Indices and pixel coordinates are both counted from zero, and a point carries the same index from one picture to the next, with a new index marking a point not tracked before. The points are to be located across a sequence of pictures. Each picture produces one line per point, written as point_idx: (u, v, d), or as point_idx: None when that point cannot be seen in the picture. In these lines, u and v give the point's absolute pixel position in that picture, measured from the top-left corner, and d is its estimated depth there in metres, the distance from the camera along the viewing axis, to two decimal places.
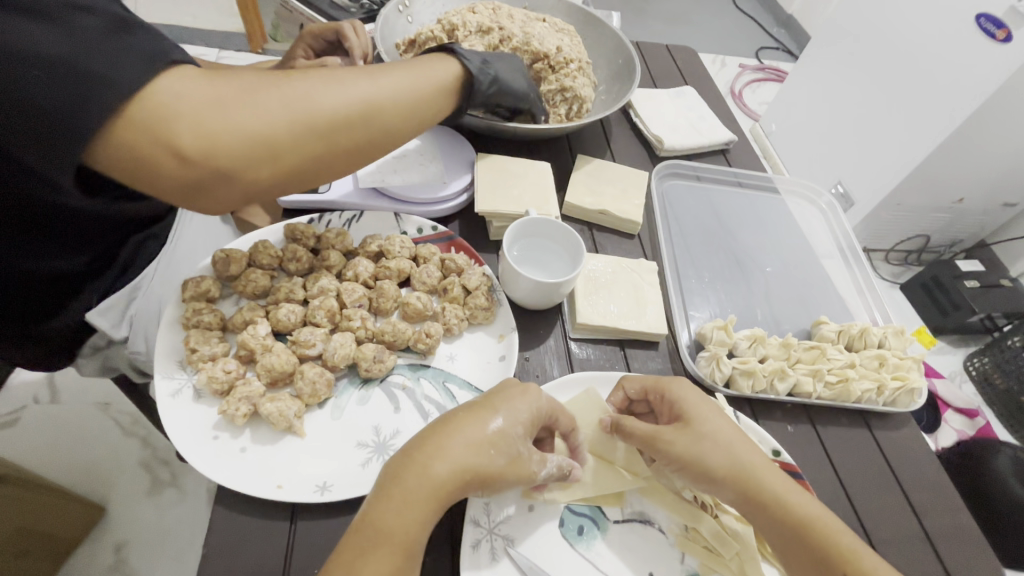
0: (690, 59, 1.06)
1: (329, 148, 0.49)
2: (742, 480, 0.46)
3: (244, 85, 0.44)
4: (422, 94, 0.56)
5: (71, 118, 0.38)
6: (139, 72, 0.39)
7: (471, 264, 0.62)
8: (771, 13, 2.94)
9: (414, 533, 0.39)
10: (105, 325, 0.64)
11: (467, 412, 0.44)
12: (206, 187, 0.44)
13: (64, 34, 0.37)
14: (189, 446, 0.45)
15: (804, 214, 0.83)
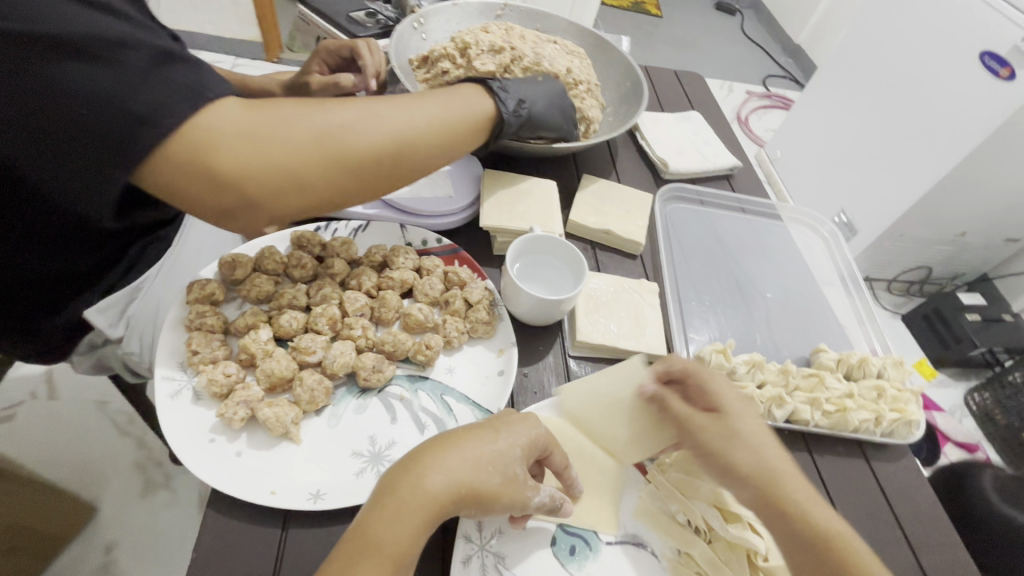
0: (697, 84, 1.08)
1: (356, 183, 0.52)
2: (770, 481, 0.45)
3: (283, 118, 0.47)
4: (454, 132, 0.58)
5: (116, 154, 0.41)
6: (181, 110, 0.42)
7: (473, 277, 0.62)
8: (779, 42, 2.99)
9: (406, 546, 0.38)
10: (102, 323, 0.64)
11: (471, 430, 0.44)
12: (239, 212, 0.47)
13: (113, 71, 0.40)
14: (185, 449, 0.45)
15: (806, 241, 0.84)
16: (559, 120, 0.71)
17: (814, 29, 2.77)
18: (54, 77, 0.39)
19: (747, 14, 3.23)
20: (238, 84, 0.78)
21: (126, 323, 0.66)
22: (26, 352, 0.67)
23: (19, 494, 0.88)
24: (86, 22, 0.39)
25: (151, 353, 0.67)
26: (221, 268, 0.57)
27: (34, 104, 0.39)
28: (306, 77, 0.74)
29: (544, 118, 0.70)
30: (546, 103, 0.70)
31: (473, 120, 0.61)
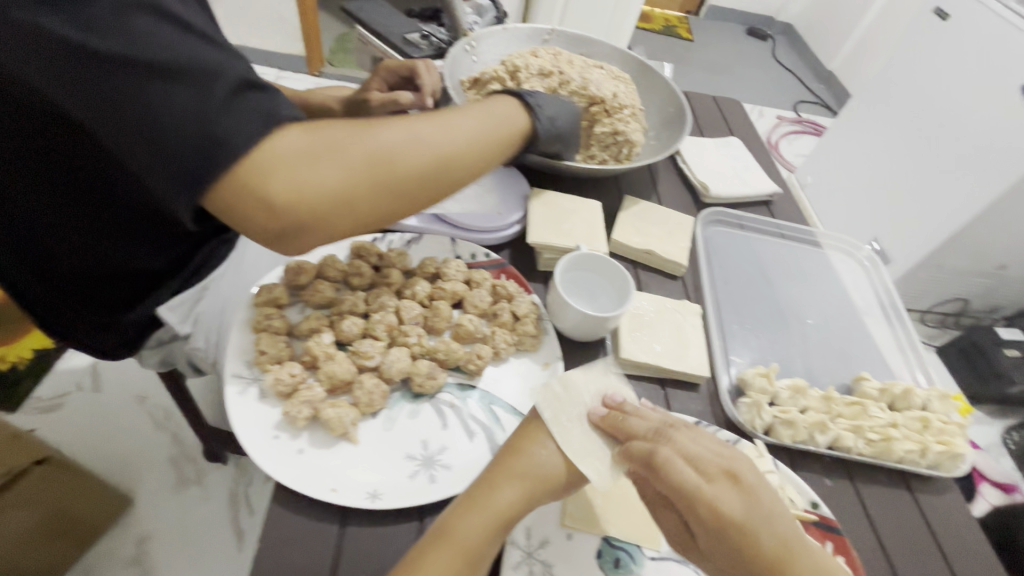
0: (736, 110, 1.10)
1: (399, 202, 0.54)
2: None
3: (336, 141, 0.50)
4: (490, 148, 0.61)
5: (195, 170, 0.44)
6: (252, 134, 0.45)
7: (520, 291, 0.64)
8: (810, 69, 3.00)
9: (480, 538, 0.43)
10: (173, 319, 0.70)
11: (529, 430, 0.50)
12: (294, 234, 0.50)
13: (199, 94, 0.43)
14: (254, 444, 0.48)
15: (845, 268, 0.84)
16: (571, 127, 0.72)
17: (848, 56, 2.78)
18: (144, 97, 0.42)
19: (778, 39, 3.25)
20: (300, 98, 0.82)
21: (193, 320, 0.72)
22: (104, 349, 0.71)
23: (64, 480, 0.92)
24: (180, 48, 0.43)
25: (216, 350, 0.73)
26: (286, 274, 0.60)
27: (125, 120, 0.43)
28: (366, 95, 0.78)
29: (561, 126, 0.70)
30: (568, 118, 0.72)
31: (509, 137, 0.63)
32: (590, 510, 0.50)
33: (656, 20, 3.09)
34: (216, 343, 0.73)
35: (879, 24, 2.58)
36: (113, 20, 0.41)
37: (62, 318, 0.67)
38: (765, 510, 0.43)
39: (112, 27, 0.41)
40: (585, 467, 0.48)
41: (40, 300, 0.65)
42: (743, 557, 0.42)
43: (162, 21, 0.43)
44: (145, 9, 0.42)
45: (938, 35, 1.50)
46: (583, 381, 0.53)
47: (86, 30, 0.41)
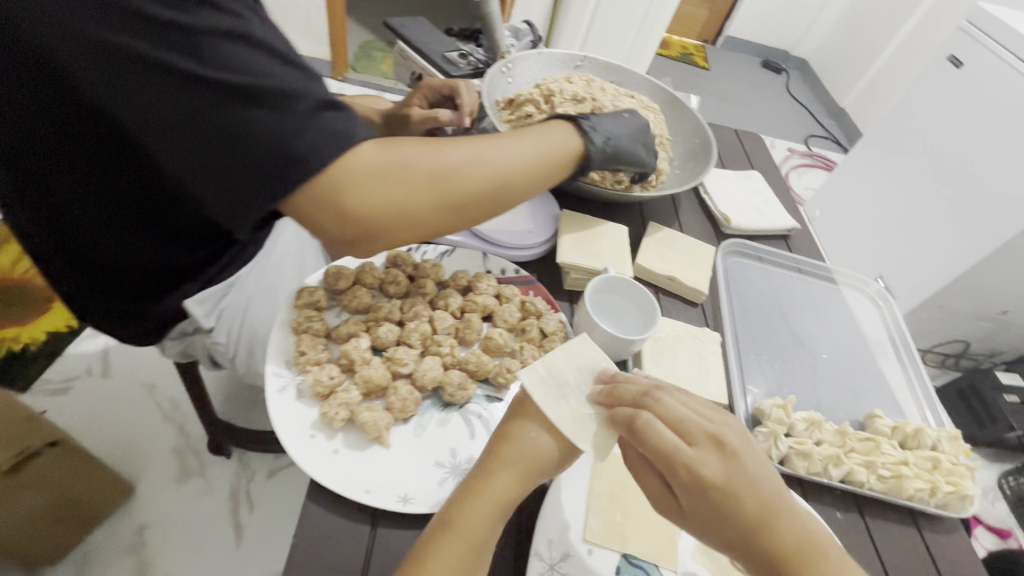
0: (756, 144, 1.13)
1: (456, 216, 0.58)
2: (764, 541, 0.43)
3: (407, 157, 0.53)
4: (546, 170, 0.64)
5: (273, 187, 0.47)
6: (329, 156, 0.48)
7: (548, 309, 0.66)
8: (823, 104, 3.05)
9: (483, 532, 0.44)
10: (199, 313, 0.71)
11: (520, 415, 0.51)
12: (359, 243, 0.54)
13: (282, 117, 0.46)
14: (293, 441, 0.49)
15: (859, 305, 0.86)
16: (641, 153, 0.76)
17: (859, 95, 2.84)
18: (232, 120, 0.45)
19: (793, 73, 3.31)
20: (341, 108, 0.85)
21: (218, 314, 0.73)
22: (129, 336, 0.73)
23: (71, 464, 0.92)
24: (265, 73, 0.45)
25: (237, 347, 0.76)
26: (326, 278, 0.62)
27: (213, 139, 0.45)
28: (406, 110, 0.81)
29: (626, 149, 0.73)
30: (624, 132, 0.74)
31: (562, 157, 0.65)
32: (610, 527, 0.51)
33: (673, 48, 3.16)
34: (236, 338, 0.76)
35: (894, 66, 2.63)
36: (206, 46, 0.43)
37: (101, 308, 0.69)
38: (748, 473, 0.44)
39: (205, 53, 0.43)
40: (581, 444, 0.48)
41: (87, 293, 0.67)
42: (725, 515, 0.43)
43: (252, 47, 0.45)
44: (233, 36, 0.44)
45: (950, 83, 1.54)
46: (565, 362, 0.53)
47: (179, 55, 0.43)
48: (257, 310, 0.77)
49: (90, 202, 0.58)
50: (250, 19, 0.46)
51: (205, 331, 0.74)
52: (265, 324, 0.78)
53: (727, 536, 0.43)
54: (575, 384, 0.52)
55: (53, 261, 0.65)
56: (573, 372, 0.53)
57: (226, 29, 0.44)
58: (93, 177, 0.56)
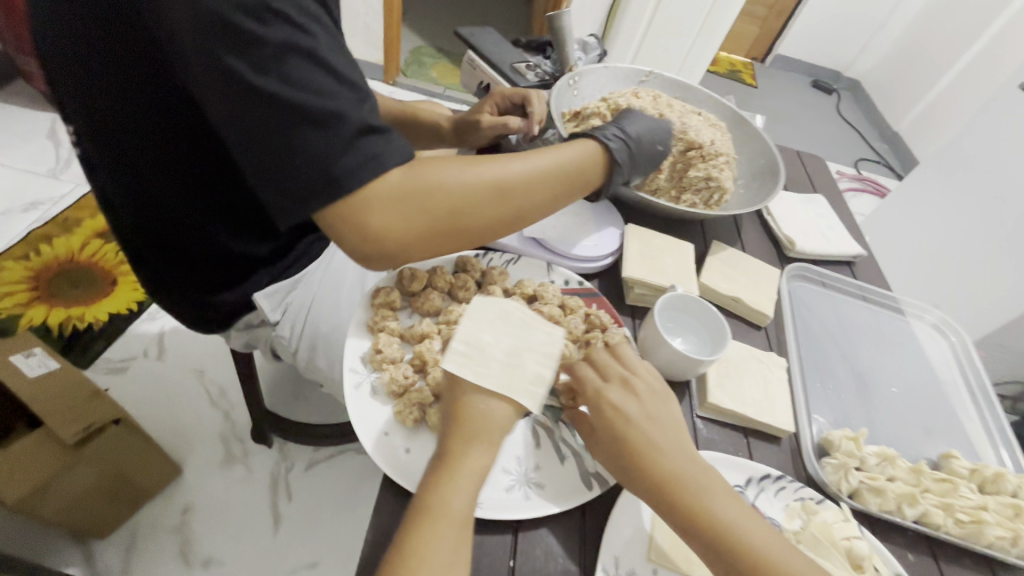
0: (819, 167, 1.11)
1: (468, 236, 0.60)
2: (648, 468, 0.47)
3: (430, 179, 0.55)
4: (569, 188, 0.65)
5: (314, 200, 0.48)
6: (366, 177, 0.49)
7: (613, 323, 0.65)
8: (875, 127, 2.97)
9: (467, 510, 0.44)
10: (266, 306, 0.72)
11: (458, 387, 0.47)
12: (377, 258, 0.55)
13: (329, 136, 0.47)
14: (368, 438, 0.51)
15: (927, 339, 0.83)
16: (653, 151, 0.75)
17: (916, 119, 2.75)
18: (285, 133, 0.46)
19: (844, 95, 3.23)
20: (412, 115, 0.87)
21: (283, 309, 0.75)
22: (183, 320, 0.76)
23: (129, 442, 0.96)
24: (321, 92, 0.46)
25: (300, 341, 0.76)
26: (400, 280, 0.63)
27: (268, 150, 0.47)
28: (476, 117, 0.85)
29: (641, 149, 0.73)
30: (650, 133, 0.75)
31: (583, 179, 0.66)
32: (676, 547, 0.50)
33: (721, 64, 3.12)
34: (299, 334, 0.77)
35: (955, 90, 2.54)
36: (272, 59, 0.44)
37: (165, 288, 0.74)
38: (655, 413, 0.50)
39: (272, 66, 0.45)
40: (524, 400, 0.45)
41: (152, 270, 0.72)
42: (620, 438, 0.48)
43: (315, 66, 0.46)
44: (298, 52, 0.45)
45: None
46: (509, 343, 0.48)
47: (247, 66, 0.44)
48: (321, 309, 0.78)
49: (163, 189, 0.61)
50: (317, 37, 0.47)
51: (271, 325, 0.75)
52: (329, 321, 0.78)
53: (621, 459, 0.48)
54: (495, 342, 0.46)
55: (131, 243, 0.70)
56: (490, 330, 0.47)
57: (294, 46, 0.45)
58: (168, 167, 0.58)
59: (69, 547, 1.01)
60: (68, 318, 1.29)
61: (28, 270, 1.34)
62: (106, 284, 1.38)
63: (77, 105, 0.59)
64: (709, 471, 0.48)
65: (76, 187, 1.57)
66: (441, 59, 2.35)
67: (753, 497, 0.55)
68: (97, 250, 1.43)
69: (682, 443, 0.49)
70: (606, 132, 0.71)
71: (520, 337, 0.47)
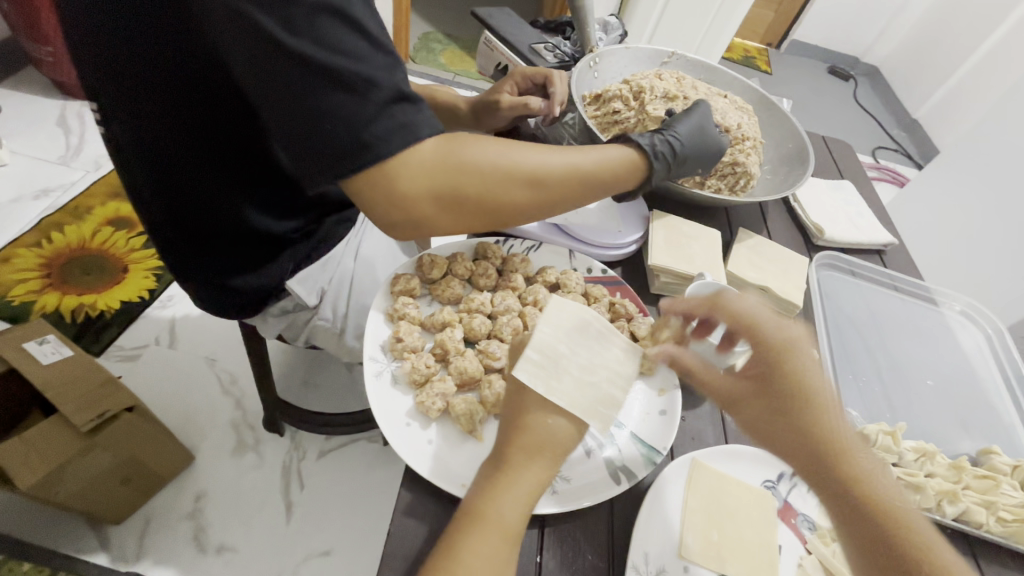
0: (845, 153, 1.08)
1: (494, 217, 0.58)
2: (812, 423, 0.43)
3: (463, 154, 0.53)
4: (608, 176, 0.62)
5: (341, 166, 0.47)
6: (394, 146, 0.48)
7: (638, 312, 0.63)
8: (894, 115, 2.90)
9: (517, 522, 0.42)
10: (302, 292, 0.72)
11: (522, 399, 0.45)
12: (400, 227, 0.54)
13: (359, 101, 0.45)
14: (389, 427, 0.49)
15: (962, 331, 0.80)
16: (701, 156, 0.71)
17: (936, 106, 2.68)
18: (317, 97, 0.44)
19: (861, 80, 3.15)
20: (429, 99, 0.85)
21: (319, 293, 0.74)
22: (204, 304, 0.74)
23: (144, 429, 0.95)
24: (354, 55, 0.45)
25: (342, 321, 0.77)
26: (420, 266, 0.61)
27: (299, 113, 0.45)
28: (495, 97, 0.82)
29: (691, 150, 0.68)
30: (698, 153, 0.70)
31: (620, 174, 0.63)
32: (707, 545, 0.49)
33: (736, 50, 3.05)
34: (342, 314, 0.77)
35: (977, 74, 2.46)
36: (304, 19, 0.43)
37: (180, 269, 0.71)
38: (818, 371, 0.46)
39: (303, 26, 0.43)
40: (590, 421, 0.44)
41: (169, 251, 0.70)
42: (789, 394, 0.44)
43: (346, 30, 0.45)
44: (331, 13, 0.44)
45: None
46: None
47: (277, 24, 0.42)
48: (360, 285, 0.78)
49: (184, 161, 0.58)
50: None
51: (311, 309, 0.75)
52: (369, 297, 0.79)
53: (782, 411, 0.44)
54: (570, 355, 0.45)
55: (152, 223, 0.68)
56: (564, 342, 0.45)
57: (326, 6, 0.43)
58: (194, 140, 0.56)
59: (84, 533, 1.01)
60: (81, 306, 1.29)
61: (40, 258, 1.34)
62: (116, 272, 1.38)
63: (97, 77, 0.57)
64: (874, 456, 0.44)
65: (87, 175, 1.56)
66: (451, 45, 2.31)
67: (786, 492, 0.54)
68: (109, 237, 1.42)
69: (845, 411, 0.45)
70: (657, 144, 0.66)
71: (594, 354, 0.45)
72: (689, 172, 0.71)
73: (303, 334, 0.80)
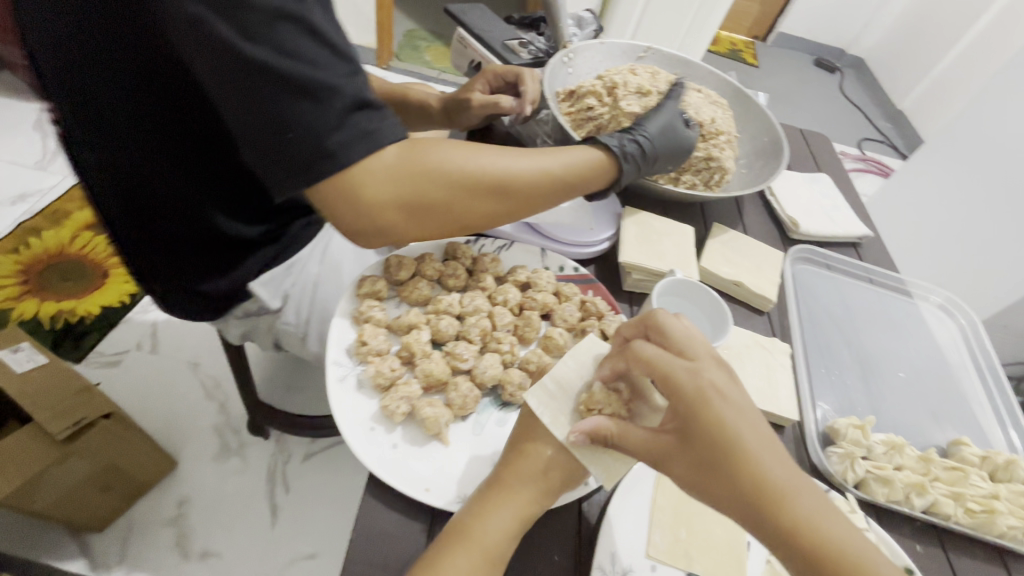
0: (823, 145, 1.08)
1: (460, 222, 0.57)
2: (742, 466, 0.40)
3: (428, 160, 0.52)
4: (575, 177, 0.61)
5: (303, 174, 0.46)
6: (356, 154, 0.47)
7: (609, 310, 0.63)
8: (879, 106, 2.91)
9: (502, 545, 0.42)
10: (264, 295, 0.71)
11: (529, 427, 0.48)
12: (365, 236, 0.53)
13: (320, 109, 0.44)
14: (354, 433, 0.48)
15: (936, 323, 0.80)
16: (670, 153, 0.70)
17: (921, 97, 2.69)
18: (276, 104, 0.43)
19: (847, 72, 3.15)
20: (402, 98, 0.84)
21: (282, 297, 0.73)
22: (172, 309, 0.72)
23: (122, 437, 0.94)
24: (315, 63, 0.44)
25: (306, 326, 0.76)
26: (387, 267, 0.61)
27: (260, 120, 0.44)
28: (466, 96, 0.81)
29: (659, 149, 0.68)
30: (667, 150, 0.69)
31: (589, 176, 0.62)
32: (674, 543, 0.49)
33: (722, 43, 3.05)
34: (305, 318, 0.76)
35: (961, 65, 2.47)
36: (262, 25, 0.42)
37: (142, 274, 0.69)
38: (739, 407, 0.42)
39: (261, 33, 0.42)
40: (593, 468, 0.44)
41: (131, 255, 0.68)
42: (712, 446, 0.40)
43: (306, 35, 0.43)
44: (289, 19, 0.42)
45: None
46: (566, 371, 0.49)
47: (234, 30, 0.41)
48: (326, 291, 0.76)
49: (145, 164, 0.57)
50: (309, 5, 0.44)
51: (275, 312, 0.74)
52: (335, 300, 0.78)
53: (710, 460, 0.40)
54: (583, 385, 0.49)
55: (113, 225, 0.66)
56: (579, 376, 0.49)
57: (286, 12, 0.42)
58: (158, 144, 0.55)
59: (65, 542, 1.00)
60: (59, 312, 1.27)
61: (18, 264, 1.32)
62: (96, 277, 1.36)
63: (53, 75, 0.55)
64: (814, 486, 0.41)
65: (64, 178, 1.54)
66: (435, 42, 2.29)
67: None
68: (87, 242, 1.40)
69: (772, 439, 0.42)
70: (626, 145, 0.65)
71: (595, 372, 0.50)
72: (660, 169, 0.70)
73: (268, 336, 0.79)
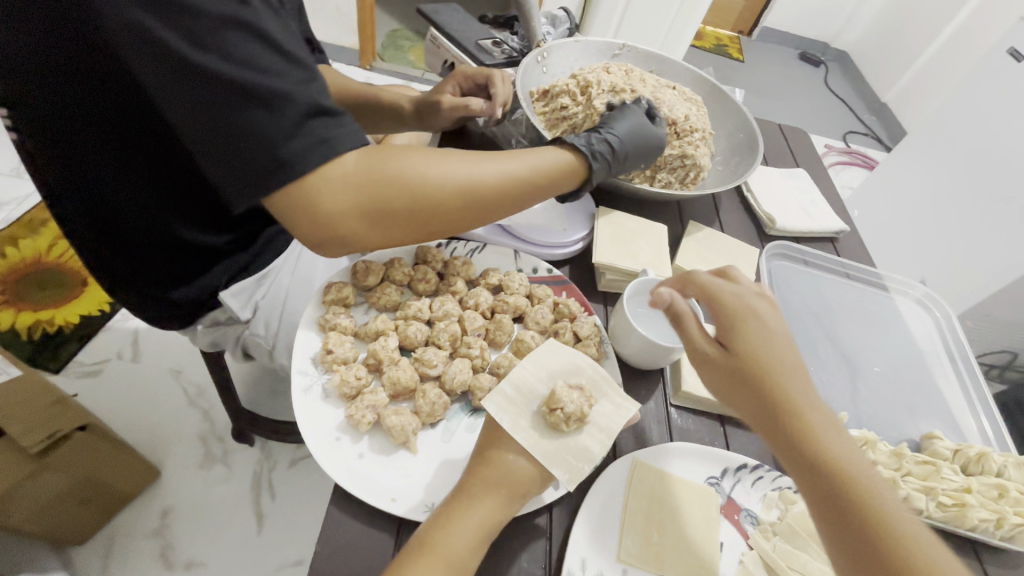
0: (801, 140, 1.08)
1: (427, 228, 0.56)
2: (766, 385, 0.43)
3: (390, 166, 0.52)
4: (546, 176, 0.60)
5: (260, 183, 0.45)
6: (313, 162, 0.46)
7: (582, 311, 0.62)
8: (864, 98, 2.92)
9: (467, 556, 0.41)
10: (234, 305, 0.70)
11: (495, 437, 0.47)
12: (329, 245, 0.52)
13: (275, 117, 0.44)
14: (318, 443, 0.48)
15: (912, 315, 0.80)
16: (641, 152, 0.70)
17: (904, 89, 2.70)
18: (229, 112, 0.43)
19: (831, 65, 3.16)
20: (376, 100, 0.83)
21: (252, 307, 0.72)
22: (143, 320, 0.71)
23: (99, 449, 0.93)
24: (267, 70, 0.43)
25: (276, 338, 0.74)
26: (355, 273, 0.60)
27: (215, 128, 0.43)
28: (438, 97, 0.80)
29: (630, 148, 0.68)
30: (637, 149, 0.69)
31: (559, 176, 0.62)
32: (646, 547, 0.48)
33: (707, 38, 3.05)
34: (275, 330, 0.74)
35: (943, 57, 2.48)
36: (210, 32, 0.41)
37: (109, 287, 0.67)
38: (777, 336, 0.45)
39: (211, 42, 0.41)
40: (555, 469, 0.45)
41: (96, 268, 0.66)
42: (744, 360, 0.45)
43: (256, 42, 0.43)
44: (237, 25, 0.42)
45: None
46: (532, 374, 0.50)
47: (183, 39, 0.41)
48: (296, 302, 0.75)
49: (104, 174, 0.56)
50: (259, 10, 0.43)
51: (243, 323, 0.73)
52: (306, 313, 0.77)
53: (740, 372, 0.45)
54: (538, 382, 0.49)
55: (76, 238, 0.64)
56: (542, 381, 0.49)
57: (232, 18, 0.41)
58: (117, 153, 0.54)
59: None
60: (37, 322, 1.25)
61: None
62: (74, 285, 1.34)
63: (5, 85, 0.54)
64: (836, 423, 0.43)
65: None
66: (419, 41, 2.27)
67: (729, 488, 0.54)
68: (65, 250, 1.38)
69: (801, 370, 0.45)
70: (594, 144, 0.65)
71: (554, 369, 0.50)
72: (631, 169, 0.70)
73: (236, 348, 0.77)
